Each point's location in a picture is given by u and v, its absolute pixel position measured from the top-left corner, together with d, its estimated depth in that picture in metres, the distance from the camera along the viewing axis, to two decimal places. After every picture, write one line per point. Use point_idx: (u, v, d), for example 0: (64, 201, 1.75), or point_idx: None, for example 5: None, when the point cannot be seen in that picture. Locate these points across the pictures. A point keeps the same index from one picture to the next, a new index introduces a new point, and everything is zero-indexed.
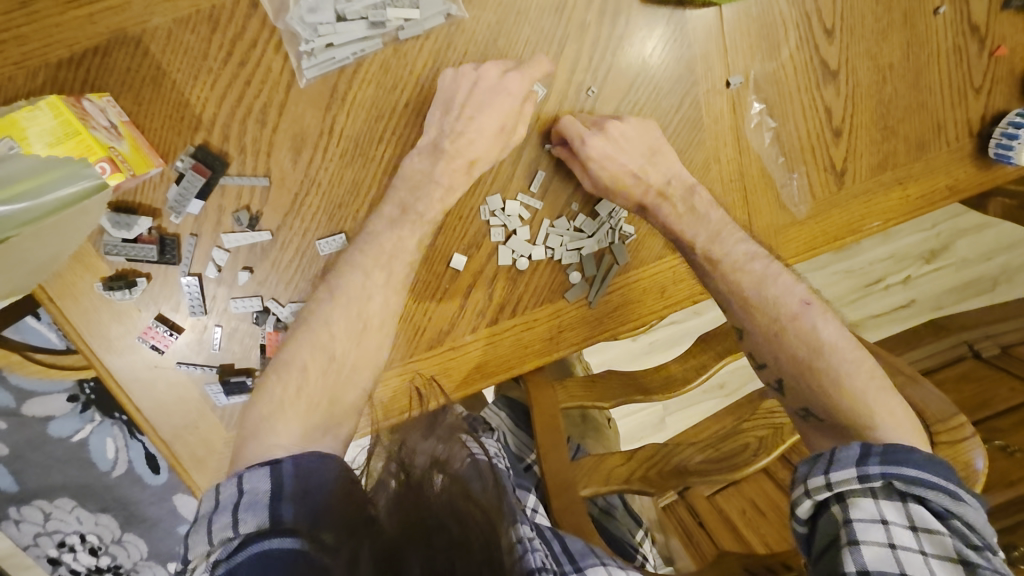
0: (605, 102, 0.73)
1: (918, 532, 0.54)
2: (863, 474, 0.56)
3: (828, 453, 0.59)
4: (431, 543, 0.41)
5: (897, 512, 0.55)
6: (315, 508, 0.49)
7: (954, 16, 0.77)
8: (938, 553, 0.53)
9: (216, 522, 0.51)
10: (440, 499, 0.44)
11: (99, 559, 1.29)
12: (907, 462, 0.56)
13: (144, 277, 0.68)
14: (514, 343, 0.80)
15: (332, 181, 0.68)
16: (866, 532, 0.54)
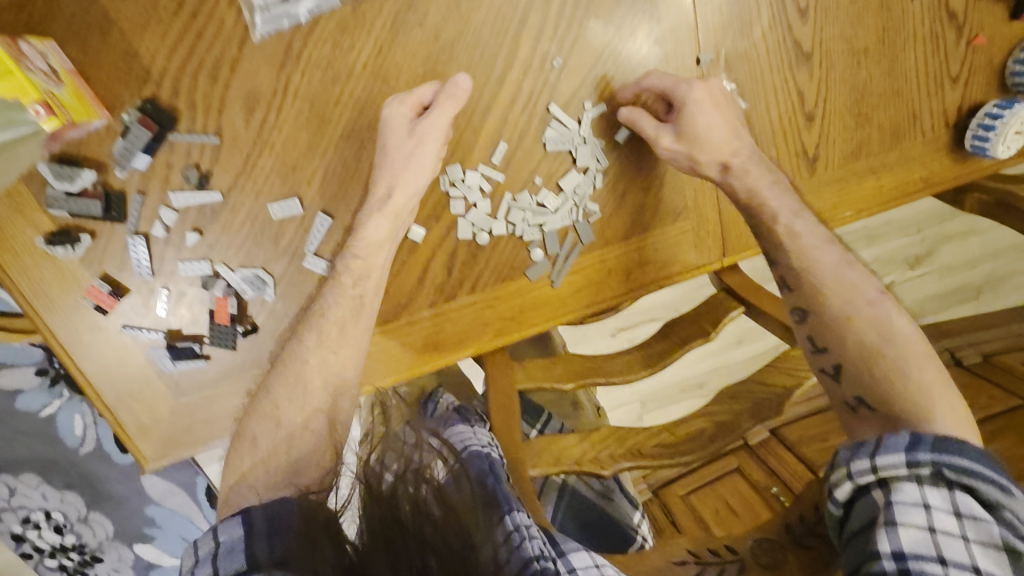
0: (571, 74, 0.71)
1: (962, 519, 0.52)
2: (912, 460, 0.54)
3: (874, 439, 0.56)
4: (404, 554, 0.51)
5: (941, 497, 0.53)
6: (289, 545, 0.51)
7: (932, 2, 0.76)
8: (983, 542, 0.51)
9: (199, 573, 0.52)
10: (412, 514, 0.54)
11: (64, 538, 1.18)
12: (959, 453, 0.54)
13: (88, 234, 0.66)
14: (474, 321, 0.79)
15: (287, 143, 0.66)
16: (905, 515, 0.52)
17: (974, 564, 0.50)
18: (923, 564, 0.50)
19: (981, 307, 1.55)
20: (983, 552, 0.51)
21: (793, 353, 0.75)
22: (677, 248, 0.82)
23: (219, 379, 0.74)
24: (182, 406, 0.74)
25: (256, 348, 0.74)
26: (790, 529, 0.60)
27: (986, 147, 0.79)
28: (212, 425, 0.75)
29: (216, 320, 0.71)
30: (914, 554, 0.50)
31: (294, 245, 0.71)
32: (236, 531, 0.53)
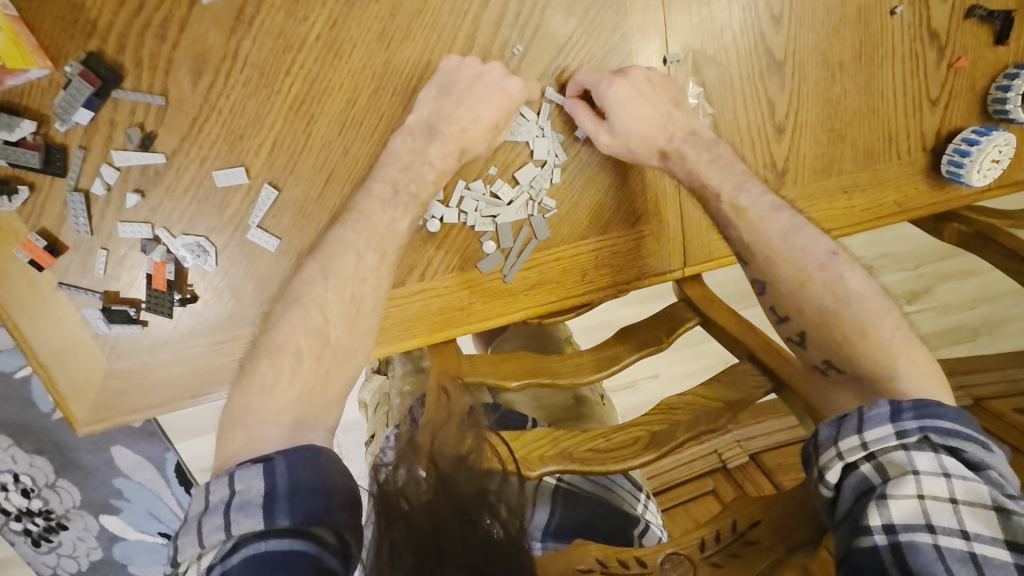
0: (531, 64, 0.69)
1: (950, 481, 0.55)
2: (900, 430, 0.57)
3: (857, 414, 0.60)
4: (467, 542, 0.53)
5: (930, 463, 0.56)
6: (314, 506, 0.54)
7: (912, 19, 0.74)
8: (971, 502, 0.54)
9: (206, 524, 0.54)
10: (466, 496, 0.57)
11: (31, 502, 1.23)
12: (938, 416, 0.58)
13: (27, 186, 0.66)
14: (420, 309, 0.77)
15: (234, 110, 0.66)
16: (897, 486, 0.55)
17: (963, 527, 0.53)
18: (914, 534, 0.53)
19: (977, 349, 1.48)
20: (971, 513, 0.54)
21: (741, 369, 0.72)
22: (636, 254, 0.80)
23: (154, 346, 0.73)
24: (114, 371, 0.73)
25: (194, 318, 0.72)
26: (720, 537, 0.56)
27: (961, 173, 0.77)
28: (146, 392, 0.74)
29: (153, 285, 0.70)
30: (905, 527, 0.53)
31: (238, 215, 0.70)
32: (255, 485, 0.55)
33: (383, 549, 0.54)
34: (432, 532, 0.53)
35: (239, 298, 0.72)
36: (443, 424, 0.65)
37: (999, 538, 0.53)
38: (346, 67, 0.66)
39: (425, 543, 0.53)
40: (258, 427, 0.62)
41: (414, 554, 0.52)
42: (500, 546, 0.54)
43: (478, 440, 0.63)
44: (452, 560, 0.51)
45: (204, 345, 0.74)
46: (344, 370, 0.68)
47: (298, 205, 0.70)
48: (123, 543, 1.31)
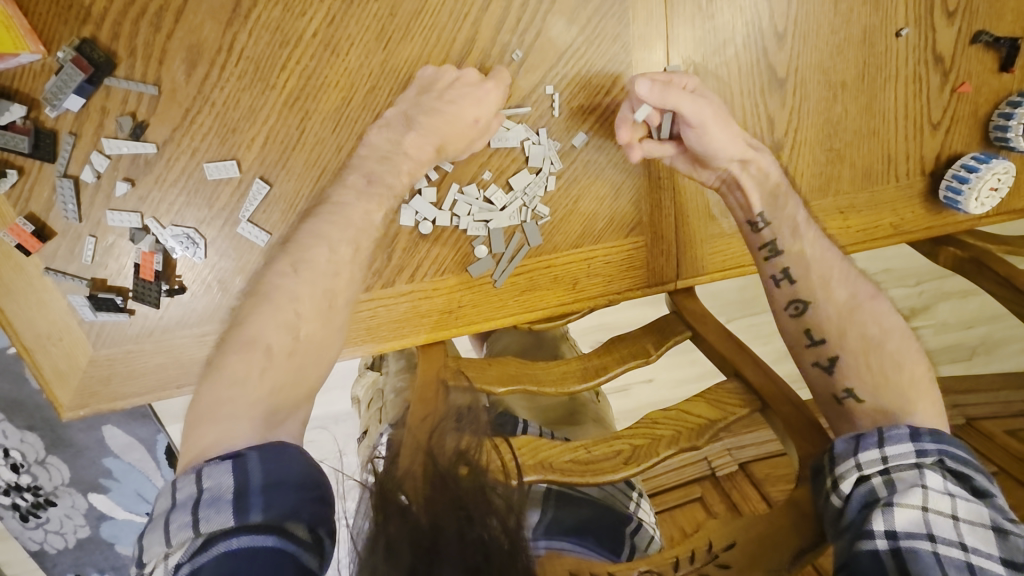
0: (530, 69, 0.68)
1: (955, 500, 0.59)
2: (918, 449, 0.61)
3: (878, 432, 0.63)
4: (464, 534, 0.54)
5: (938, 481, 0.59)
6: (287, 503, 0.55)
7: (918, 42, 0.73)
8: (972, 520, 0.58)
9: (173, 522, 0.54)
10: (468, 488, 0.58)
11: (19, 476, 1.22)
12: (954, 444, 0.62)
13: (16, 170, 0.65)
14: (408, 310, 0.77)
15: (228, 103, 0.65)
16: (904, 497, 0.59)
17: (962, 540, 0.57)
18: (915, 542, 0.56)
19: (972, 369, 1.49)
20: (971, 530, 0.58)
21: (726, 386, 0.72)
22: (628, 265, 0.80)
23: (140, 335, 0.73)
24: (98, 357, 0.73)
25: (182, 308, 0.72)
26: (694, 557, 0.56)
27: (959, 199, 0.77)
28: (128, 380, 0.74)
29: (140, 275, 0.70)
30: (907, 534, 0.57)
31: (229, 208, 0.69)
32: (225, 480, 0.55)
33: (378, 545, 0.54)
34: (430, 535, 0.54)
35: (227, 291, 0.72)
36: (437, 424, 0.68)
37: (995, 554, 0.57)
38: (342, 65, 0.65)
39: (423, 547, 0.53)
40: (227, 421, 0.60)
41: (412, 553, 0.52)
42: (500, 546, 0.54)
43: (474, 440, 0.66)
44: (450, 557, 0.52)
45: (190, 336, 0.74)
46: (320, 367, 0.67)
47: (289, 201, 0.70)
48: (110, 522, 1.31)
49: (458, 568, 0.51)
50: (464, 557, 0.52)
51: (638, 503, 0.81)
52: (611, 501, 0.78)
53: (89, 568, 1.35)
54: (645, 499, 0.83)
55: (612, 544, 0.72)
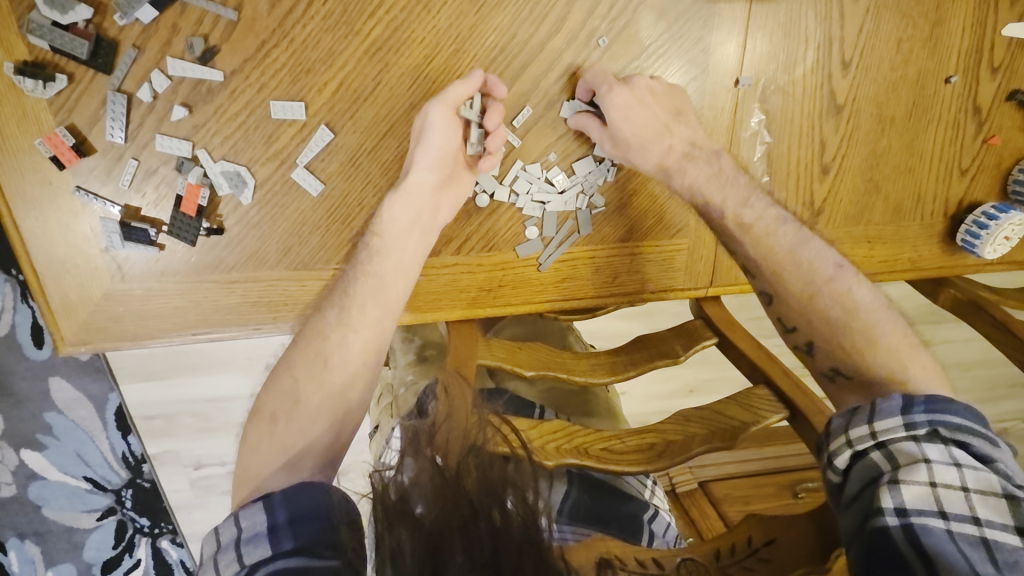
0: (612, 58, 0.69)
1: (960, 470, 0.56)
2: (908, 422, 0.59)
3: (869, 406, 0.61)
4: (469, 535, 0.50)
5: (939, 453, 0.57)
6: (314, 532, 0.54)
7: (963, 90, 0.78)
8: (982, 490, 0.56)
9: (221, 560, 0.54)
10: (474, 490, 0.54)
11: None
12: (949, 411, 0.59)
13: (65, 76, 0.60)
14: (448, 283, 0.76)
15: (308, 41, 0.63)
16: (908, 473, 0.56)
17: (974, 514, 0.55)
18: (926, 519, 0.54)
19: None
20: (982, 501, 0.55)
21: (758, 393, 0.74)
22: (669, 265, 0.81)
23: (164, 273, 0.68)
24: (116, 291, 0.68)
25: (216, 250, 0.69)
26: (719, 557, 0.59)
27: (975, 244, 0.82)
28: (141, 321, 0.69)
29: (181, 208, 0.66)
30: (917, 510, 0.55)
31: (286, 151, 0.66)
32: (260, 519, 0.55)
33: (384, 551, 0.52)
34: (434, 537, 0.50)
35: (268, 239, 0.69)
36: (447, 412, 0.63)
37: (1011, 525, 0.54)
38: (431, 23, 0.64)
39: (426, 550, 0.50)
40: (280, 432, 0.63)
41: (417, 556, 0.50)
42: (511, 536, 0.51)
43: (480, 433, 0.61)
44: (455, 556, 0.49)
45: (217, 282, 0.70)
46: (371, 348, 0.68)
47: (350, 152, 0.67)
48: (41, 482, 1.27)
49: (465, 567, 0.49)
50: (468, 554, 0.49)
51: (653, 492, 0.88)
52: (626, 488, 0.84)
53: (8, 531, 1.30)
54: (658, 486, 0.90)
55: (632, 529, 0.80)
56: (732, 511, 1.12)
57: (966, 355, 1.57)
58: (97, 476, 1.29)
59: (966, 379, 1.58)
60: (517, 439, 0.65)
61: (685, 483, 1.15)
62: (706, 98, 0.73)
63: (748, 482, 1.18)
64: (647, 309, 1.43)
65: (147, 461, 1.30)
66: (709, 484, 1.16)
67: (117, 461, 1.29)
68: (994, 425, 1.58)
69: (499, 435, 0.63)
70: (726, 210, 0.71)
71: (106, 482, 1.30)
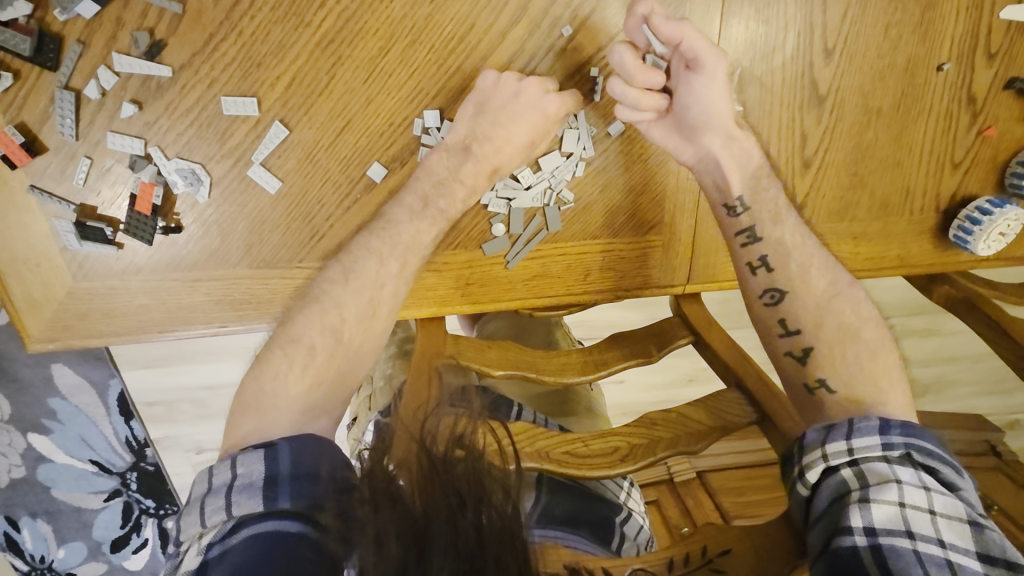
0: (578, 47, 0.67)
1: (929, 493, 0.55)
2: (884, 442, 0.58)
3: (846, 423, 0.59)
4: (457, 523, 0.49)
5: (910, 474, 0.56)
6: (314, 493, 0.55)
7: (957, 78, 0.73)
8: (949, 514, 0.54)
9: (210, 503, 0.56)
10: (467, 475, 0.53)
11: None
12: (922, 436, 0.58)
13: (11, 74, 0.60)
14: (415, 281, 0.75)
15: (257, 35, 0.61)
16: (878, 492, 0.55)
17: (939, 536, 0.53)
18: (893, 539, 0.52)
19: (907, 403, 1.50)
20: (948, 525, 0.54)
21: (727, 396, 0.72)
22: (644, 264, 0.78)
23: (126, 271, 0.68)
24: (77, 288, 0.68)
25: (175, 249, 0.68)
26: (673, 566, 0.56)
27: (968, 241, 0.77)
28: (106, 319, 0.69)
29: (136, 207, 0.65)
30: (885, 531, 0.53)
31: (240, 148, 0.65)
32: (259, 468, 0.56)
33: (368, 535, 0.49)
34: (420, 525, 0.49)
35: (227, 237, 0.68)
36: (430, 411, 0.64)
37: (972, 550, 0.53)
38: (384, 14, 0.62)
39: (413, 537, 0.48)
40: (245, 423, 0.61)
41: (400, 543, 0.47)
42: (494, 528, 0.49)
43: (470, 424, 0.60)
44: (441, 545, 0.47)
45: (179, 280, 0.69)
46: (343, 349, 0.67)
47: (306, 149, 0.66)
48: (49, 465, 1.29)
49: (450, 559, 0.46)
50: (454, 548, 0.47)
51: (629, 493, 0.86)
52: (601, 489, 0.83)
53: (21, 509, 1.32)
54: (634, 488, 0.89)
55: (605, 532, 0.79)
56: (727, 502, 1.08)
57: (973, 347, 1.52)
58: (101, 460, 1.31)
59: (974, 371, 1.53)
60: (508, 441, 0.65)
61: (682, 473, 1.12)
62: None
63: (742, 472, 1.14)
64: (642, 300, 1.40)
65: (149, 445, 1.33)
66: (704, 473, 1.13)
67: (121, 444, 1.31)
68: (1004, 418, 1.53)
69: (490, 434, 0.62)
70: None
71: (111, 465, 1.32)
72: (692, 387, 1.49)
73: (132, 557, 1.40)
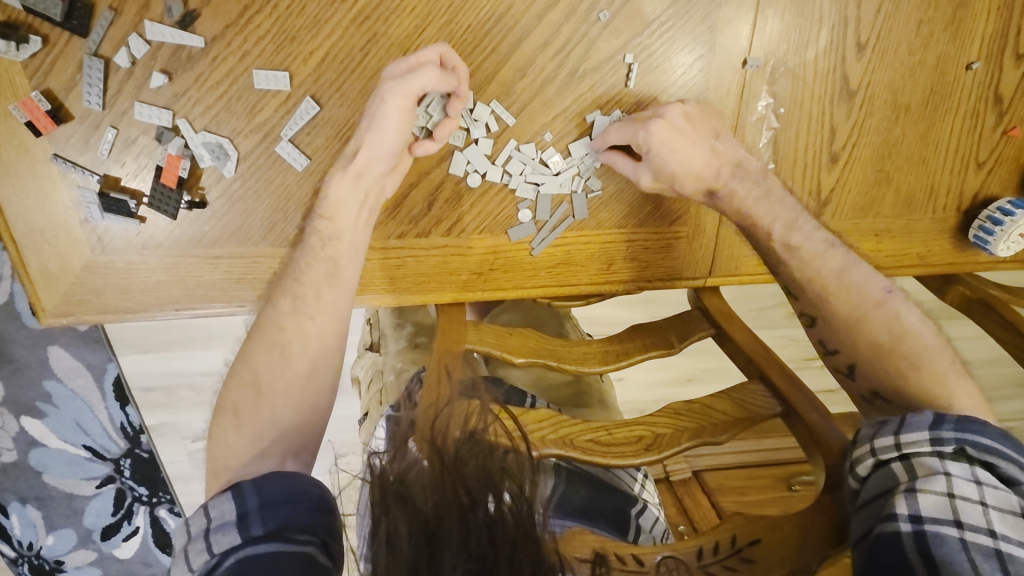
0: (613, 34, 0.67)
1: (981, 487, 0.55)
2: (936, 437, 0.57)
3: (897, 420, 0.60)
4: (467, 523, 0.49)
5: (962, 469, 0.56)
6: (288, 517, 0.53)
7: (985, 78, 0.74)
8: (1001, 508, 0.54)
9: (191, 550, 0.53)
10: (475, 477, 0.53)
11: None
12: (980, 432, 0.57)
13: (39, 38, 0.58)
14: (438, 265, 0.74)
15: (292, 8, 0.60)
16: (925, 482, 0.55)
17: (991, 527, 0.53)
18: (940, 527, 0.53)
19: None
20: (1001, 517, 0.53)
21: (750, 388, 0.72)
22: (668, 255, 0.78)
23: (145, 246, 0.67)
24: (96, 261, 0.67)
25: (198, 224, 0.67)
26: (702, 555, 0.57)
27: (988, 241, 0.78)
28: (123, 295, 0.68)
29: (161, 179, 0.64)
30: (932, 518, 0.53)
31: (270, 124, 0.64)
32: (229, 507, 0.54)
33: (380, 536, 0.50)
34: (431, 525, 0.49)
35: (251, 214, 0.67)
36: (442, 404, 0.62)
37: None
38: None
39: (424, 537, 0.49)
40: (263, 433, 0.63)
41: (412, 546, 0.49)
42: (506, 525, 0.50)
43: (482, 419, 0.59)
44: (452, 545, 0.48)
45: (199, 257, 0.68)
46: None
47: (336, 127, 0.65)
48: (41, 449, 1.27)
49: (462, 558, 0.48)
50: (465, 545, 0.48)
51: (643, 485, 0.87)
52: (616, 480, 0.82)
53: (10, 494, 1.29)
54: (648, 481, 0.89)
55: (619, 522, 0.78)
56: (727, 502, 1.09)
57: (973, 355, 1.53)
58: (96, 446, 1.29)
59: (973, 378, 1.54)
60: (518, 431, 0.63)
61: (679, 472, 1.11)
62: (713, 80, 0.70)
63: (744, 472, 1.15)
64: (649, 297, 1.40)
65: (145, 432, 1.31)
66: (708, 472, 1.13)
67: (116, 431, 1.29)
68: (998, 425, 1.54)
69: (500, 426, 0.61)
70: (762, 203, 0.70)
71: (105, 451, 1.29)
72: (695, 386, 1.49)
73: (123, 545, 1.38)
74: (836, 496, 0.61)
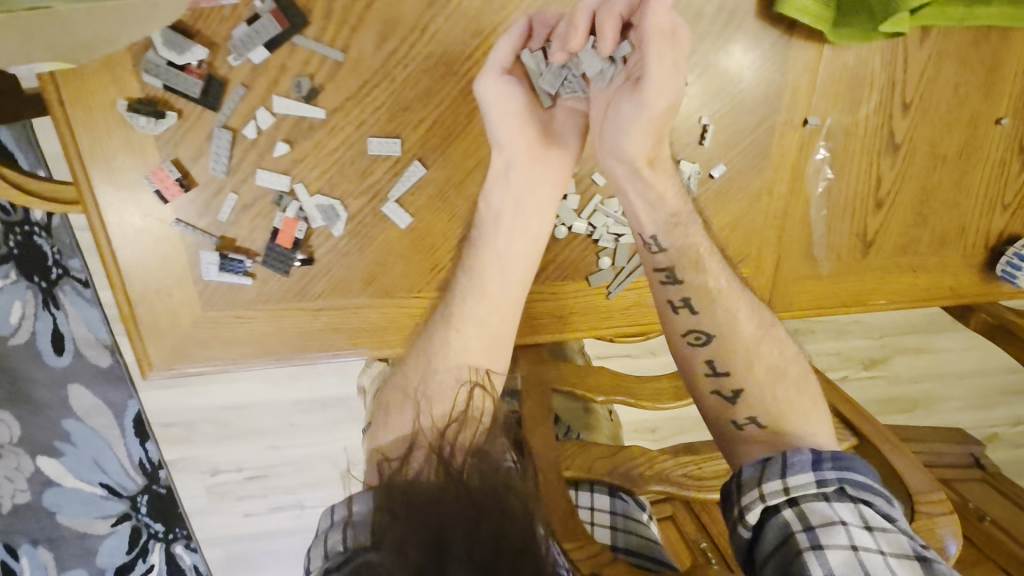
0: (692, 98, 0.73)
1: (874, 533, 0.59)
2: (819, 479, 0.62)
3: (780, 459, 0.64)
4: (477, 531, 0.46)
5: (852, 514, 0.60)
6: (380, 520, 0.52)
7: (1011, 132, 0.82)
8: (897, 553, 0.57)
9: (314, 549, 0.55)
10: (482, 492, 0.51)
11: None
12: (853, 468, 0.62)
13: (174, 113, 0.61)
14: (524, 309, 0.79)
15: (407, 82, 0.65)
16: (829, 537, 0.58)
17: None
18: None
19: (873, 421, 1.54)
20: (900, 563, 0.56)
21: None
22: None
23: (253, 301, 0.70)
24: (203, 316, 0.69)
25: (306, 280, 0.70)
26: None
27: (1015, 275, 0.86)
28: (227, 347, 0.70)
29: (277, 241, 0.67)
30: None
31: (379, 185, 0.68)
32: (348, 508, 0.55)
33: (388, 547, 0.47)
34: (437, 533, 0.46)
35: (355, 269, 0.71)
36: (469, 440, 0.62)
37: None
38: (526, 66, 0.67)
39: (430, 543, 0.45)
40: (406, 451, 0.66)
41: (421, 552, 0.45)
42: (511, 540, 0.46)
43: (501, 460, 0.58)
44: (458, 555, 0.44)
45: (303, 310, 0.71)
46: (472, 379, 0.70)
47: (438, 187, 0.69)
48: (56, 489, 1.24)
49: (468, 568, 0.43)
50: (469, 555, 0.44)
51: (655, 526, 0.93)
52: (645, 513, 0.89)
53: (21, 537, 1.28)
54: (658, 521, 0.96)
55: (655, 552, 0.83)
56: None
57: (962, 364, 1.54)
58: (113, 483, 1.26)
59: (962, 387, 1.55)
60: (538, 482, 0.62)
61: None
62: (776, 138, 0.76)
63: None
64: None
65: (164, 467, 1.26)
66: None
67: (134, 468, 1.25)
68: (984, 431, 1.58)
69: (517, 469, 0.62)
70: None
71: (121, 489, 1.26)
72: None
73: None
74: (734, 546, 0.66)
